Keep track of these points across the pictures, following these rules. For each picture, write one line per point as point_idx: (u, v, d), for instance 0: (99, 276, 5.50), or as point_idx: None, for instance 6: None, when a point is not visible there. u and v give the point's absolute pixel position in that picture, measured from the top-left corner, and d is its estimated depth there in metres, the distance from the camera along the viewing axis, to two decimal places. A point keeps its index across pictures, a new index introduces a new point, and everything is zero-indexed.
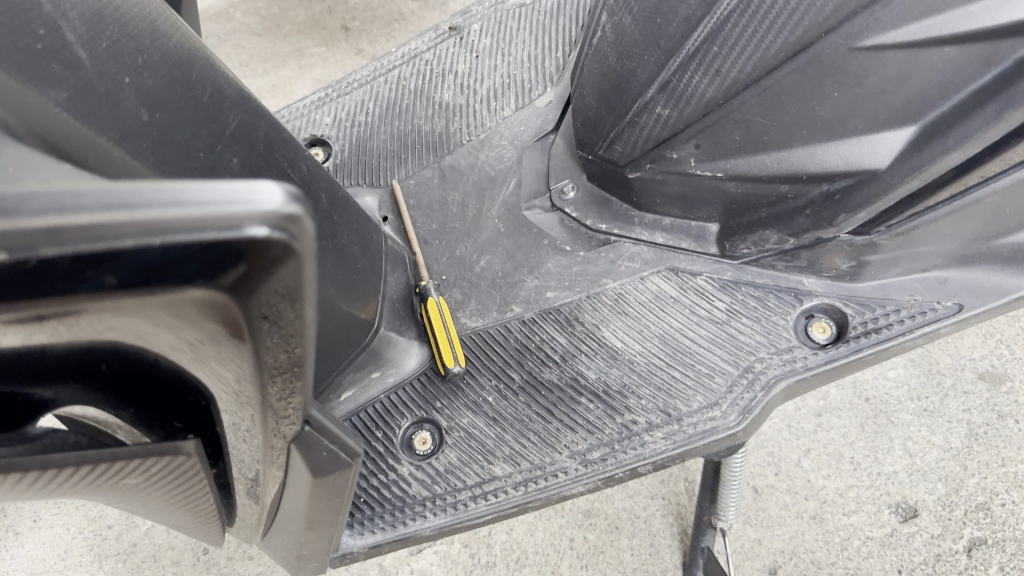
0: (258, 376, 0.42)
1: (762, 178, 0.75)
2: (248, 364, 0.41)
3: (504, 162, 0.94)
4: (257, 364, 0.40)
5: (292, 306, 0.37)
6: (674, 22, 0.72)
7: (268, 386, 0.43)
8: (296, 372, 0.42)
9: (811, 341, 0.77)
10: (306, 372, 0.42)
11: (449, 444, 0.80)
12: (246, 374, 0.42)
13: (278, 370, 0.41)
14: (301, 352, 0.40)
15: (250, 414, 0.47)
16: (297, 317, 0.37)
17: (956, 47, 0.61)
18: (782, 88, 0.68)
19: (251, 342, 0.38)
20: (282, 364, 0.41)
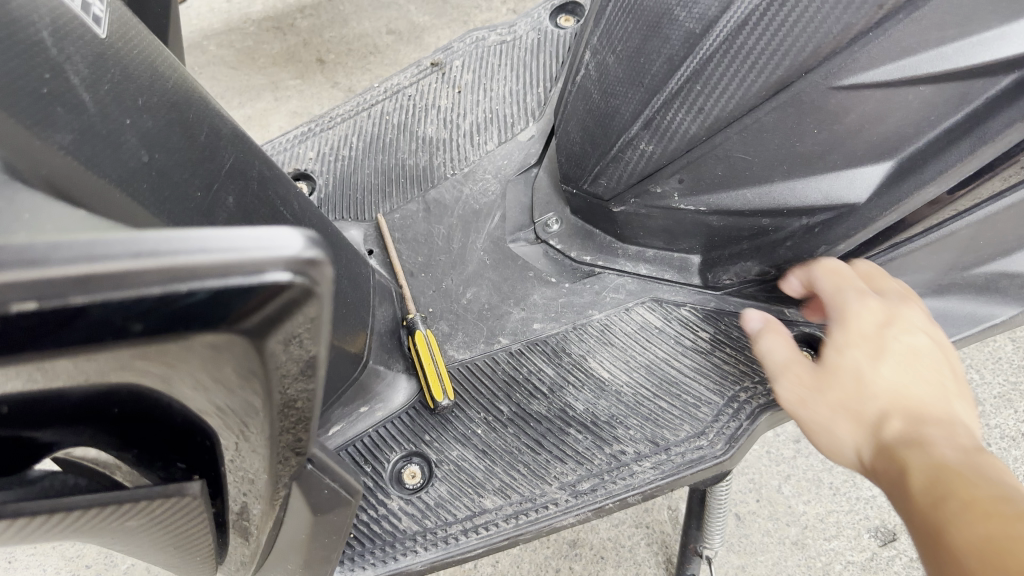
0: (270, 412, 0.41)
1: (745, 212, 0.77)
2: (259, 404, 0.41)
3: (488, 196, 0.95)
4: (266, 401, 0.40)
5: (309, 336, 0.36)
6: (657, 62, 0.73)
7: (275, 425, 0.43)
8: (302, 405, 0.41)
9: None
10: (312, 404, 0.42)
11: (439, 477, 0.80)
12: (254, 414, 0.42)
13: (287, 404, 0.41)
14: (312, 383, 0.40)
15: (254, 455, 0.47)
16: (314, 347, 0.37)
17: (930, 86, 0.64)
18: (764, 125, 0.69)
19: (264, 384, 0.38)
20: (293, 399, 0.41)
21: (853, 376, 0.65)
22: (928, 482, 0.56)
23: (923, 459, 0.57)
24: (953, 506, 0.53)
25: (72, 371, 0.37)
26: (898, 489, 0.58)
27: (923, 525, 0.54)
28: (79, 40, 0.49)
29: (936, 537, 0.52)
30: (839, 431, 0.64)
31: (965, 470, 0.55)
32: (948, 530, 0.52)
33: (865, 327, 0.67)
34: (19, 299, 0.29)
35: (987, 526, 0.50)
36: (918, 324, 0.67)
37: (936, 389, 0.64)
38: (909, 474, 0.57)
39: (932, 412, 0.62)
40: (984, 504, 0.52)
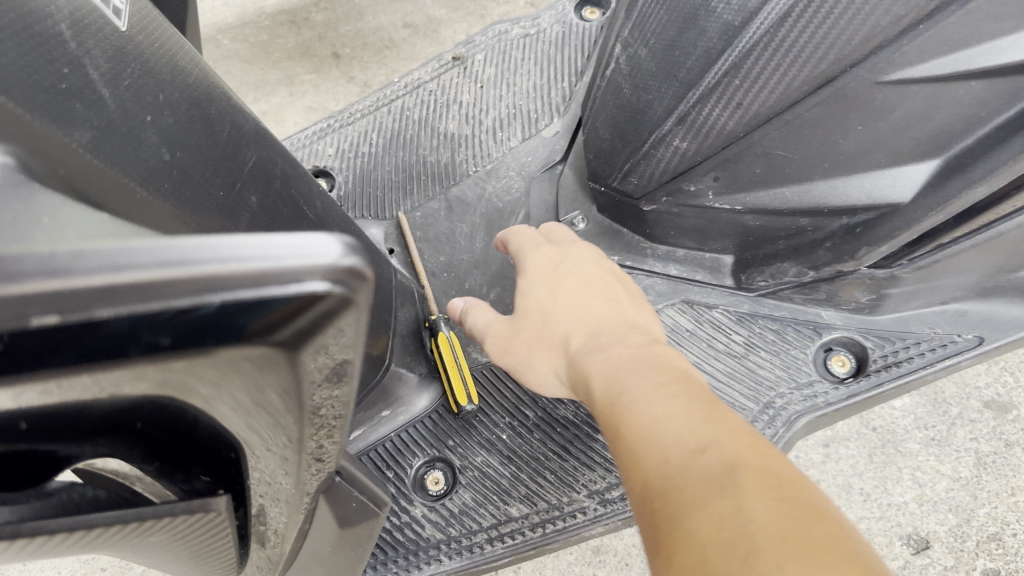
0: (298, 421, 0.38)
1: (783, 212, 0.74)
2: (288, 418, 0.38)
3: (512, 193, 0.92)
4: (293, 410, 0.37)
5: (342, 347, 0.33)
6: (692, 55, 0.70)
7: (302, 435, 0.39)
8: (333, 414, 0.38)
9: (830, 374, 0.77)
10: (345, 412, 0.39)
11: (463, 483, 0.78)
12: (282, 428, 0.39)
13: (311, 412, 0.38)
14: (341, 391, 0.37)
15: (280, 471, 0.44)
16: (345, 354, 0.34)
17: (982, 81, 0.61)
18: (805, 121, 0.67)
19: (295, 398, 0.36)
20: (320, 407, 0.37)
21: (618, 294, 0.71)
22: (631, 397, 0.54)
23: (627, 384, 0.56)
24: (636, 415, 0.52)
25: (94, 385, 0.35)
26: (608, 402, 0.56)
27: (618, 433, 0.52)
28: (96, 34, 0.47)
29: (622, 443, 0.51)
30: (541, 363, 0.71)
31: (625, 367, 0.58)
32: (640, 436, 0.49)
33: (545, 270, 0.75)
34: (41, 311, 0.27)
35: (654, 434, 0.48)
36: (605, 268, 0.74)
37: (620, 304, 0.69)
38: (615, 388, 0.57)
39: (580, 320, 0.69)
40: (698, 396, 0.51)
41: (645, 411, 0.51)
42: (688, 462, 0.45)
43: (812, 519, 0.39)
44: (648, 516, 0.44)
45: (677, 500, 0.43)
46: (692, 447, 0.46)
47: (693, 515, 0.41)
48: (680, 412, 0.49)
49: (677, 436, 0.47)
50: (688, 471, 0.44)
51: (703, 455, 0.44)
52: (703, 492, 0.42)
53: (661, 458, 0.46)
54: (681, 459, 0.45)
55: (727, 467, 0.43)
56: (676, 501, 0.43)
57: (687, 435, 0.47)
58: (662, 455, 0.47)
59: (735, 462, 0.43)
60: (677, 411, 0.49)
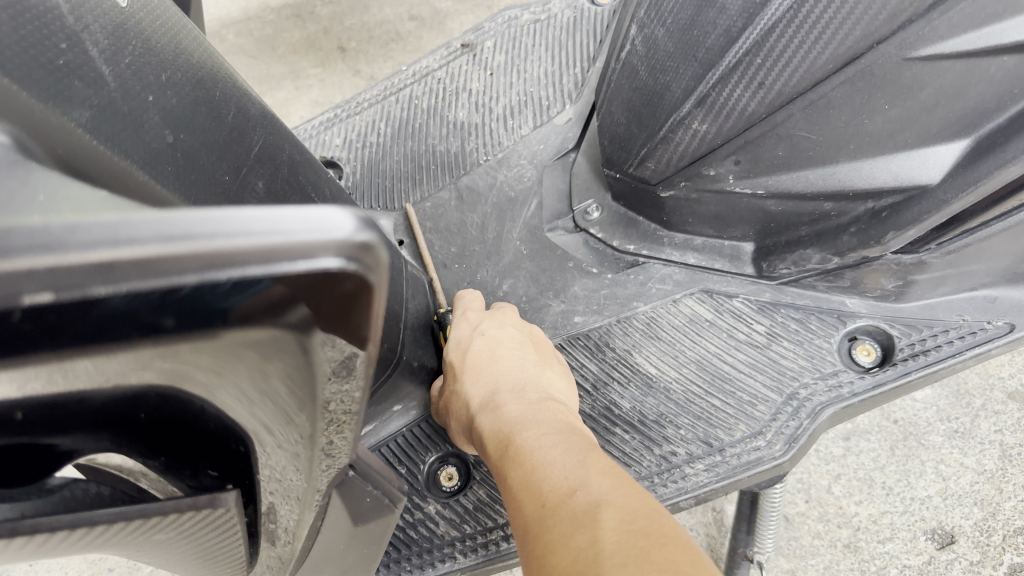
0: (308, 413, 0.36)
1: (806, 196, 0.71)
2: (300, 409, 0.36)
3: (524, 182, 0.90)
4: (305, 402, 0.35)
5: (354, 335, 0.31)
6: (711, 34, 0.67)
7: (312, 432, 0.37)
8: (347, 410, 0.36)
9: (856, 364, 0.74)
10: (359, 410, 0.37)
11: (477, 480, 0.76)
12: (294, 421, 0.37)
13: (322, 407, 0.35)
14: (354, 385, 0.34)
15: (291, 466, 0.42)
16: (355, 346, 0.32)
17: (1015, 56, 0.59)
18: (831, 101, 0.64)
19: (306, 387, 0.34)
20: (331, 402, 0.35)
21: (526, 352, 0.71)
22: (521, 446, 0.57)
23: (521, 432, 0.59)
24: (521, 466, 0.55)
25: (96, 373, 0.32)
26: (499, 452, 0.60)
27: (505, 485, 0.55)
28: (96, 9, 0.45)
29: (508, 492, 0.54)
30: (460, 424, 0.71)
31: (519, 420, 0.61)
32: (524, 485, 0.53)
33: (458, 334, 0.75)
34: (35, 289, 0.25)
35: (535, 482, 0.52)
36: (519, 329, 0.74)
37: (528, 363, 0.70)
38: (508, 433, 0.60)
39: (486, 379, 0.69)
40: (582, 444, 0.56)
41: (532, 456, 0.55)
42: (562, 504, 0.49)
43: (655, 546, 0.43)
44: (524, 549, 0.49)
45: (549, 536, 0.47)
46: (567, 492, 0.49)
47: (559, 551, 0.46)
48: (561, 459, 0.54)
49: (557, 483, 0.51)
50: (560, 512, 0.48)
51: (573, 498, 0.49)
52: (569, 528, 0.47)
53: (538, 504, 0.50)
54: (557, 500, 0.49)
55: (591, 507, 0.47)
56: (548, 536, 0.47)
57: (563, 478, 0.51)
58: (542, 498, 0.51)
59: (599, 502, 0.47)
60: (560, 458, 0.53)
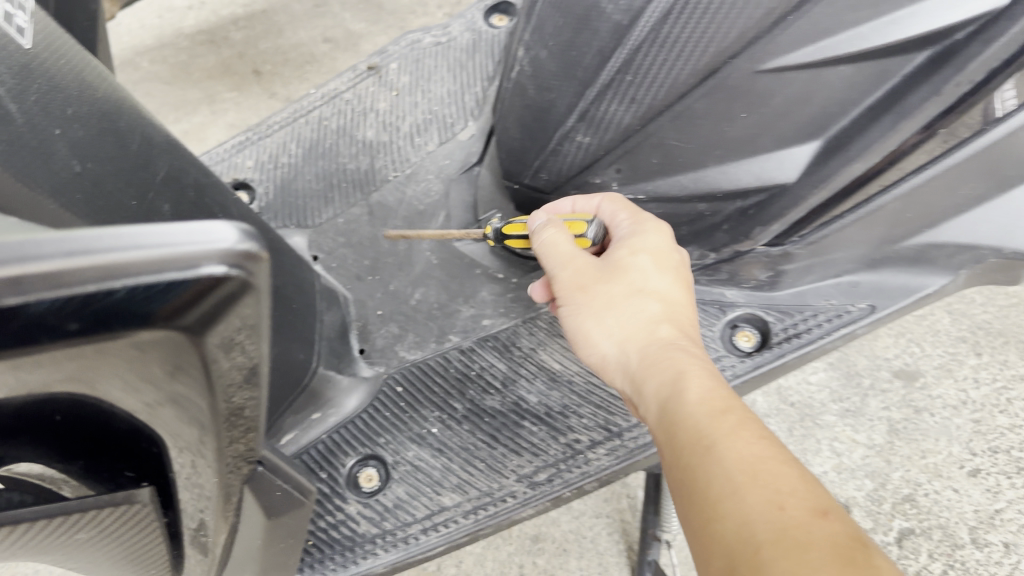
0: (216, 421, 0.42)
1: (682, 199, 0.79)
2: (204, 409, 0.40)
3: (432, 196, 0.94)
4: (212, 410, 0.40)
5: (250, 343, 0.38)
6: (588, 54, 0.74)
7: (219, 439, 0.43)
8: (248, 414, 0.43)
9: (737, 349, 0.82)
10: (259, 410, 0.43)
11: (396, 478, 0.80)
12: (200, 429, 0.42)
13: (233, 412, 0.42)
14: (254, 390, 0.41)
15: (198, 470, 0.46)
16: (253, 353, 0.39)
17: (850, 66, 0.66)
18: (695, 112, 0.71)
19: (206, 393, 0.39)
20: (234, 407, 0.41)
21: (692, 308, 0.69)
22: (703, 401, 0.56)
23: (692, 384, 0.58)
24: (723, 417, 0.54)
25: (10, 378, 0.36)
26: (677, 390, 0.58)
27: (685, 434, 0.55)
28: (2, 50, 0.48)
29: (687, 443, 0.54)
30: (602, 326, 0.67)
31: (743, 391, 0.58)
32: (716, 444, 0.52)
33: (640, 242, 0.70)
34: None
35: (742, 445, 0.51)
36: (683, 259, 0.71)
37: (693, 321, 0.67)
38: (687, 380, 0.59)
39: (643, 308, 0.66)
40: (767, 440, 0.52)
41: (745, 440, 0.52)
42: (756, 486, 0.48)
43: None
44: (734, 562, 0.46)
45: (777, 550, 0.44)
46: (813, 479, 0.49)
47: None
48: (750, 459, 0.50)
49: (743, 455, 0.51)
50: (766, 492, 0.48)
51: (792, 486, 0.48)
52: (785, 552, 0.44)
53: (733, 470, 0.50)
54: (807, 480, 0.49)
55: (816, 502, 0.47)
56: (740, 517, 0.47)
57: (782, 482, 0.48)
58: (746, 465, 0.50)
59: (815, 504, 0.47)
60: (751, 433, 0.52)
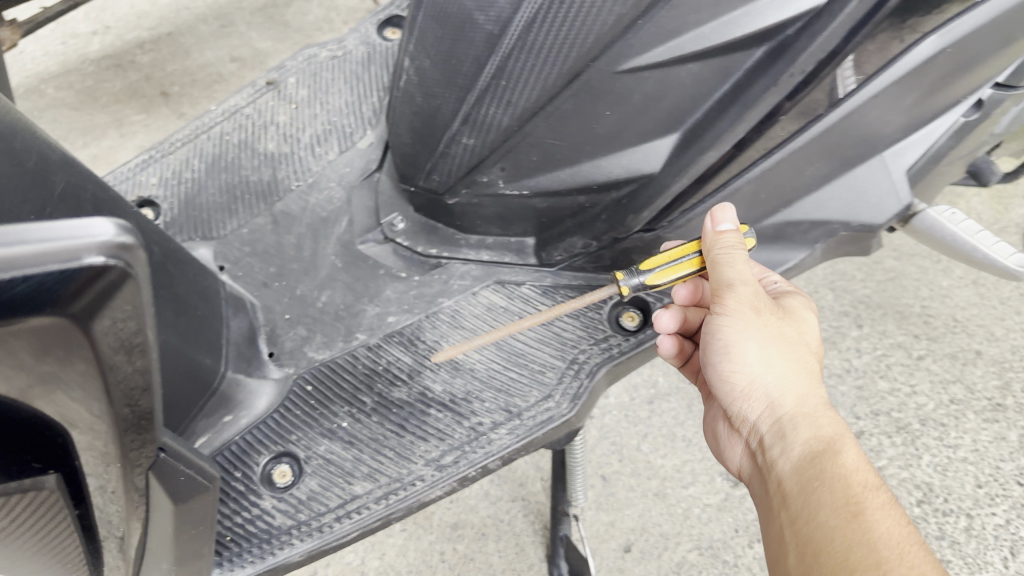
0: (121, 431, 0.48)
1: (562, 192, 0.85)
2: (106, 423, 0.47)
3: (334, 202, 0.99)
4: (113, 419, 0.47)
5: (142, 347, 0.45)
6: (466, 62, 0.79)
7: (124, 448, 0.50)
8: (150, 418, 0.50)
9: (622, 328, 0.89)
10: (159, 415, 0.50)
11: (309, 472, 0.82)
12: (107, 437, 0.48)
13: (139, 418, 0.49)
14: (154, 397, 0.49)
15: (105, 466, 0.50)
16: (143, 358, 0.45)
17: (697, 64, 0.73)
18: (564, 112, 0.78)
19: (105, 396, 0.45)
20: (134, 416, 0.48)
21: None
22: (859, 470, 0.65)
23: (851, 448, 0.67)
24: (875, 491, 0.63)
25: None
26: (834, 447, 0.67)
27: (837, 495, 0.63)
28: None
29: (836, 505, 0.63)
30: (749, 349, 0.75)
31: (856, 456, 0.66)
32: (866, 513, 0.61)
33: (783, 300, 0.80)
34: None
35: (895, 525, 0.61)
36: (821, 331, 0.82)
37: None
38: (844, 441, 0.67)
39: (803, 359, 0.75)
40: (892, 513, 0.62)
41: (879, 516, 0.61)
42: (904, 564, 0.57)
43: None
44: None
45: None
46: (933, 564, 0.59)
47: None
48: (894, 534, 0.60)
49: (896, 529, 0.60)
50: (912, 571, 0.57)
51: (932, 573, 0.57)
52: None
53: (874, 542, 0.59)
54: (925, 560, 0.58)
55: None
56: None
57: (903, 559, 0.58)
58: (880, 543, 0.59)
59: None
60: (898, 512, 0.62)
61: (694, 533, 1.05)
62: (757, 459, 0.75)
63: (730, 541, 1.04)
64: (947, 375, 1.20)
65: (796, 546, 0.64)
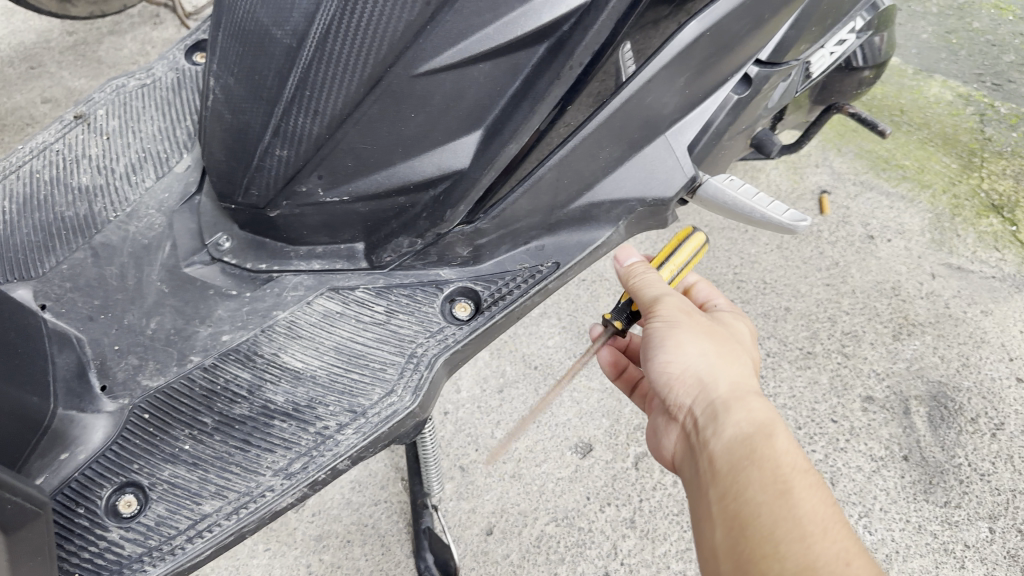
0: None
1: (381, 194, 0.88)
2: None
3: (155, 229, 0.99)
4: None
5: None
6: (269, 76, 0.82)
7: None
8: None
9: (456, 319, 0.92)
10: None
11: (155, 498, 0.82)
12: None
13: None
14: None
15: None
16: None
17: (487, 63, 0.79)
18: (370, 117, 0.81)
19: None
20: None
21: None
22: (790, 452, 0.72)
23: (781, 433, 0.73)
24: (805, 473, 0.70)
25: None
26: (766, 432, 0.74)
27: (770, 471, 0.70)
28: None
29: (766, 481, 0.69)
30: (685, 346, 0.83)
31: (788, 440, 0.73)
32: (794, 490, 0.68)
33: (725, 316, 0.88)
34: None
35: (822, 505, 0.67)
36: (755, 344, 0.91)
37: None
38: (776, 428, 0.74)
39: (736, 359, 0.83)
40: (814, 492, 0.69)
41: (806, 495, 0.68)
42: (827, 538, 0.64)
43: None
44: None
45: None
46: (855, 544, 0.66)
47: None
48: (815, 512, 0.66)
49: (818, 507, 0.67)
50: (836, 547, 0.64)
51: (853, 550, 0.64)
52: None
53: (800, 518, 0.66)
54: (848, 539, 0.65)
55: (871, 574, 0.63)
56: (808, 557, 0.63)
57: (825, 535, 0.64)
58: (805, 518, 0.66)
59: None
60: (824, 494, 0.68)
61: (550, 507, 1.11)
62: (689, 444, 0.81)
63: (583, 508, 1.11)
64: (762, 332, 1.30)
65: (725, 519, 0.70)
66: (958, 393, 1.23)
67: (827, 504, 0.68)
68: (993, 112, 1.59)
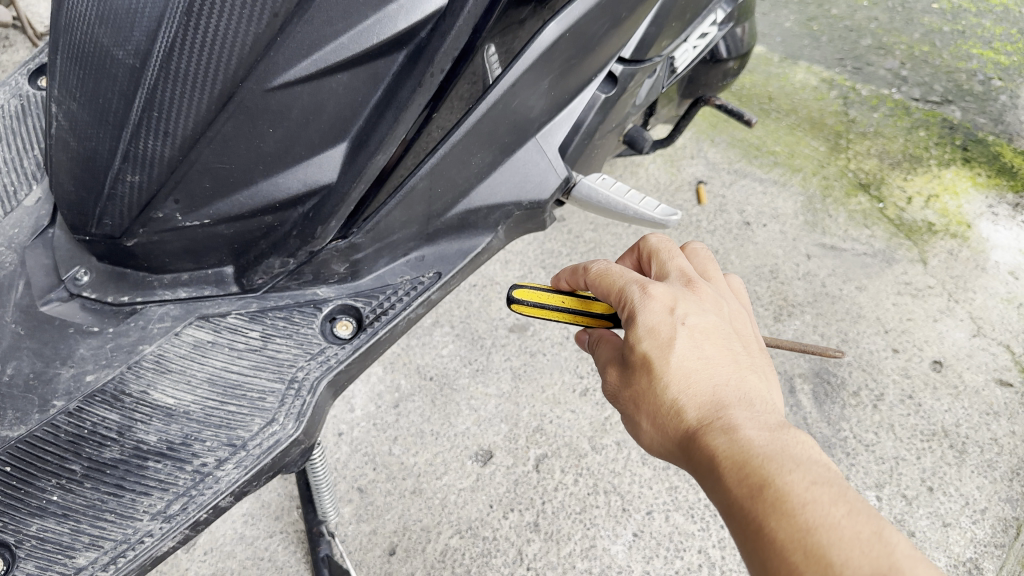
0: None
1: (245, 215, 0.84)
2: None
3: (6, 267, 0.92)
4: None
5: None
6: (113, 99, 0.77)
7: None
8: None
9: (338, 338, 0.89)
10: None
11: (23, 556, 0.76)
12: None
13: None
14: None
15: None
16: None
17: (345, 73, 0.77)
18: (225, 135, 0.78)
19: None
20: None
21: (731, 343, 0.77)
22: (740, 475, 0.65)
23: (724, 456, 0.67)
24: (760, 495, 0.63)
25: None
26: (713, 474, 0.67)
27: (740, 518, 0.64)
28: None
29: (742, 527, 0.64)
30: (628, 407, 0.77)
31: (736, 449, 0.66)
32: (762, 522, 0.62)
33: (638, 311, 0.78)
34: None
35: (790, 519, 0.61)
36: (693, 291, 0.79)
37: (728, 350, 0.76)
38: (718, 460, 0.67)
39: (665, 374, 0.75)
40: (781, 502, 0.62)
41: (770, 515, 0.62)
42: (808, 558, 0.59)
43: None
44: None
45: None
46: (843, 535, 0.60)
47: None
48: (785, 532, 0.61)
49: (787, 521, 0.61)
50: (822, 568, 0.58)
51: (839, 557, 0.58)
52: None
53: (777, 550, 0.61)
54: (833, 543, 0.59)
55: (873, 564, 0.57)
56: None
57: (804, 555, 0.59)
58: (782, 545, 0.60)
59: (874, 568, 0.57)
60: (787, 499, 0.62)
61: (452, 520, 1.10)
62: None
63: (486, 517, 1.10)
64: None
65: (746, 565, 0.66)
66: (838, 368, 1.28)
67: (800, 506, 0.61)
68: (855, 95, 1.66)
